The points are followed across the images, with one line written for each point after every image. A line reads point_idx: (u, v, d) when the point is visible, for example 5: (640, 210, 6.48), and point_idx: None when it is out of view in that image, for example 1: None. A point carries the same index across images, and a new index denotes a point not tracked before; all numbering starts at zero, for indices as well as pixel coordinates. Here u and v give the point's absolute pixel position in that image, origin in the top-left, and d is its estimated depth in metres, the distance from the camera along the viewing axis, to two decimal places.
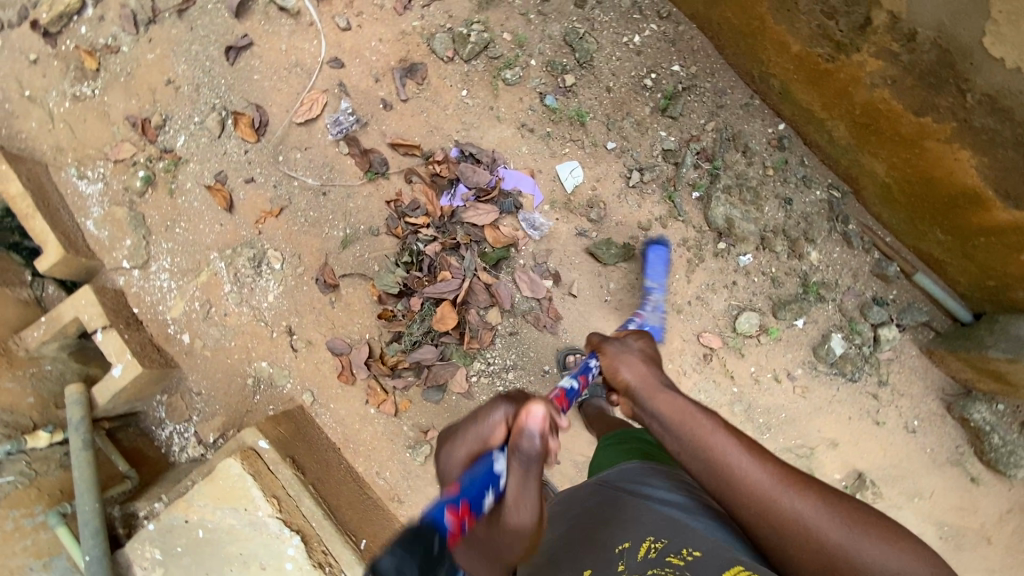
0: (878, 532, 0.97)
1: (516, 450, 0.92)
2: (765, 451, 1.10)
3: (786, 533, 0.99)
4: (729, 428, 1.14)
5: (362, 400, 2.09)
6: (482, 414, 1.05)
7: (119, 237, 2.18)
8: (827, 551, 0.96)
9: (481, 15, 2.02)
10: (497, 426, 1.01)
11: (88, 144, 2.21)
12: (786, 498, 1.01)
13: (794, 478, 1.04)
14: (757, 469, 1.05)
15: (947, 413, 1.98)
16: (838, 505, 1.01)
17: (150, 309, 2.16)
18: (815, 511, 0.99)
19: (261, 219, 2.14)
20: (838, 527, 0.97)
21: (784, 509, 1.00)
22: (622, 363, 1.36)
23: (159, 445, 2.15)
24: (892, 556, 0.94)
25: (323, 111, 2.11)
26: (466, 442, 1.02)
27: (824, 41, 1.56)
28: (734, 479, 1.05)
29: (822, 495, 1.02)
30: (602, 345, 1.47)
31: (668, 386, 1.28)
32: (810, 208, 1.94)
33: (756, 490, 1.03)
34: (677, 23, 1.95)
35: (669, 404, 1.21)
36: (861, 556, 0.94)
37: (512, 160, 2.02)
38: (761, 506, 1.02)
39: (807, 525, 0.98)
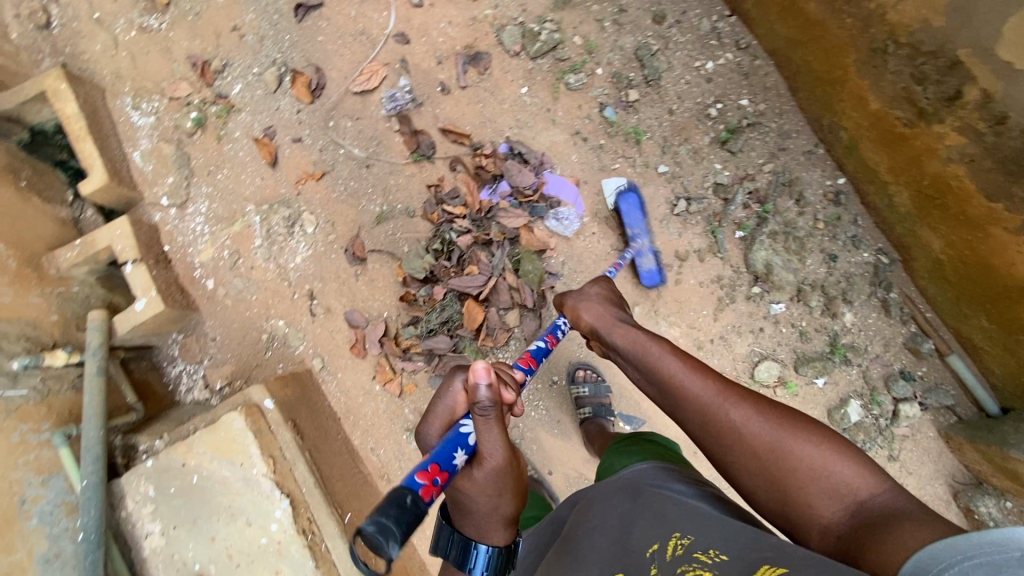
0: (815, 435, 1.00)
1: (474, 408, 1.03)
2: (711, 370, 1.20)
3: (722, 436, 1.09)
4: (679, 353, 1.27)
5: (369, 375, 2.10)
6: (443, 387, 1.21)
7: (162, 173, 2.20)
8: (762, 453, 1.03)
9: (556, 15, 1.98)
10: (459, 395, 1.18)
11: (147, 77, 2.23)
12: (723, 407, 1.11)
13: (733, 390, 1.13)
14: (698, 385, 1.17)
15: (952, 500, 1.93)
16: (777, 416, 1.06)
17: (180, 249, 2.18)
18: (751, 416, 1.07)
19: (302, 180, 2.14)
20: (769, 431, 1.04)
21: (721, 418, 1.10)
22: (583, 309, 1.55)
23: (167, 381, 2.19)
24: (827, 457, 0.97)
25: (380, 84, 2.09)
26: (434, 417, 1.19)
27: (906, 105, 1.49)
28: (679, 394, 1.19)
29: (761, 404, 1.09)
30: (562, 301, 1.66)
31: (627, 324, 1.46)
32: (854, 268, 1.89)
33: (695, 402, 1.15)
34: (754, 57, 1.89)
35: (627, 336, 1.40)
36: (793, 455, 0.99)
37: (560, 166, 1.99)
38: (701, 418, 1.13)
39: (741, 430, 1.06)
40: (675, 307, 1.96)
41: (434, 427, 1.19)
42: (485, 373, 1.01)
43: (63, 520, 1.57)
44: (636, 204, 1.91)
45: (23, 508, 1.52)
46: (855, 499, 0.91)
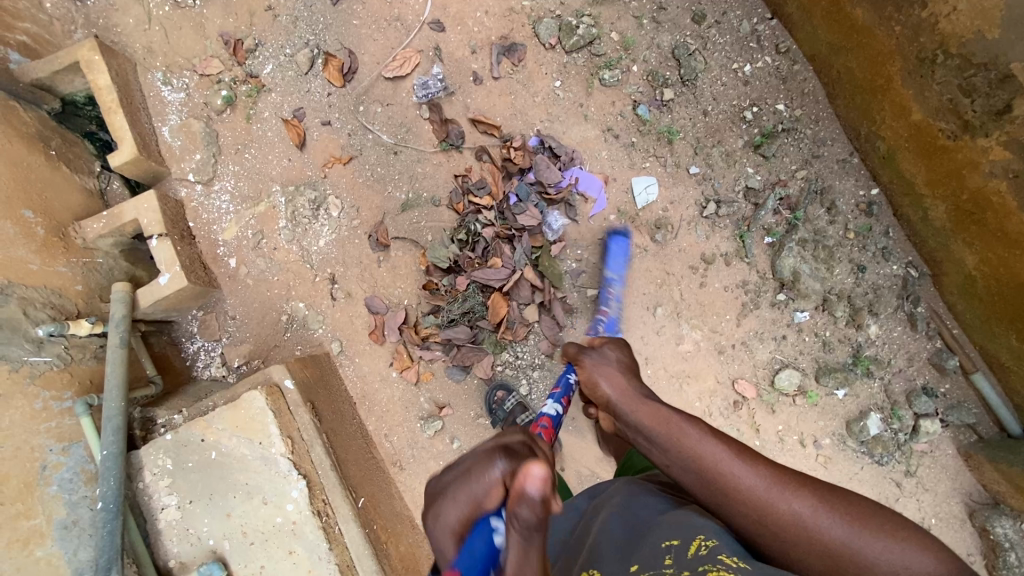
0: (881, 525, 0.98)
1: (514, 520, 0.83)
2: (755, 454, 1.11)
3: (785, 535, 1.01)
4: (716, 435, 1.15)
5: (387, 362, 2.10)
6: (475, 470, 0.92)
7: (189, 149, 2.20)
8: (832, 551, 0.97)
9: (594, 9, 1.96)
10: (494, 487, 0.89)
11: (179, 52, 2.24)
12: (782, 501, 1.02)
13: (785, 479, 1.06)
14: (749, 474, 1.07)
15: (967, 519, 1.91)
16: (837, 503, 1.02)
17: (205, 226, 2.19)
18: (813, 508, 1.01)
19: (329, 163, 2.14)
20: (836, 523, 0.99)
21: (781, 513, 1.02)
22: (601, 376, 1.35)
23: (185, 357, 2.19)
24: (900, 549, 0.94)
25: (413, 71, 2.08)
26: (454, 504, 0.92)
27: (951, 117, 1.48)
28: (728, 486, 1.07)
29: (819, 493, 1.03)
30: (577, 356, 1.42)
31: (649, 396, 1.29)
32: (882, 280, 1.87)
33: (750, 497, 1.04)
34: (794, 61, 1.85)
35: (655, 414, 1.22)
36: (868, 552, 0.95)
37: (589, 162, 1.98)
38: (756, 512, 1.03)
39: (806, 527, 1.00)
40: (698, 310, 1.95)
41: (452, 508, 0.92)
42: (541, 483, 0.83)
43: (82, 488, 1.58)
44: (623, 248, 1.94)
45: (43, 473, 1.53)
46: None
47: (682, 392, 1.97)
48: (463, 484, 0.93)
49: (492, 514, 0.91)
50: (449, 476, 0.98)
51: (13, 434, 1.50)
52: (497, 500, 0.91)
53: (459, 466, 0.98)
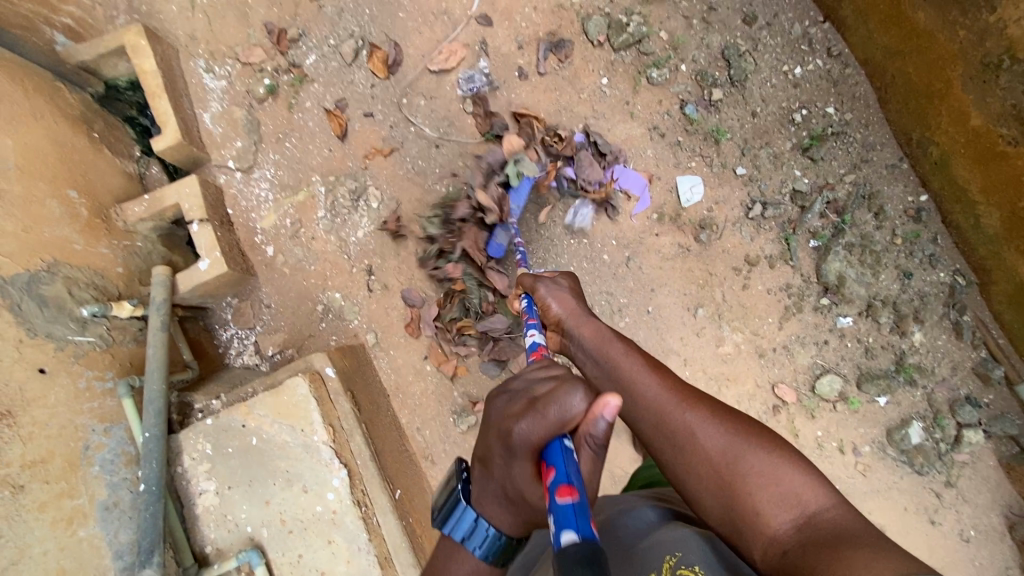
0: (766, 446, 1.04)
1: (588, 441, 0.88)
2: (670, 374, 1.21)
3: (677, 441, 1.09)
4: (641, 354, 1.27)
5: (422, 355, 2.09)
6: (554, 393, 0.91)
7: (230, 136, 2.20)
8: (715, 460, 1.04)
9: (644, 8, 1.96)
10: (572, 415, 0.88)
11: (223, 41, 2.25)
12: (681, 411, 1.12)
13: (689, 394, 1.15)
14: (657, 387, 1.17)
15: (1008, 532, 1.88)
16: (729, 420, 1.09)
17: (243, 214, 2.18)
18: (706, 422, 1.09)
19: (370, 155, 2.14)
20: (722, 435, 1.06)
21: (677, 421, 1.11)
22: (551, 299, 1.40)
23: (218, 344, 2.18)
24: (778, 470, 0.99)
25: (458, 65, 2.09)
26: (539, 425, 0.89)
27: (1013, 123, 1.51)
28: (636, 394, 1.18)
29: (717, 412, 1.10)
30: (531, 286, 1.43)
31: (593, 317, 1.39)
32: (928, 287, 1.85)
33: (653, 404, 1.15)
34: (845, 65, 1.84)
35: (595, 334, 1.34)
36: (746, 465, 1.01)
37: (633, 160, 1.97)
38: (655, 418, 1.13)
39: (696, 435, 1.08)
40: (741, 312, 1.94)
41: (530, 429, 0.90)
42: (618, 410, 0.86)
43: (122, 470, 1.57)
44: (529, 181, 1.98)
45: (86, 453, 1.52)
46: (804, 512, 0.93)
47: (721, 394, 1.95)
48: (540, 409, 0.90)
49: (566, 439, 0.90)
50: (524, 399, 0.95)
51: (58, 412, 1.49)
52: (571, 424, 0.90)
53: (530, 388, 0.98)
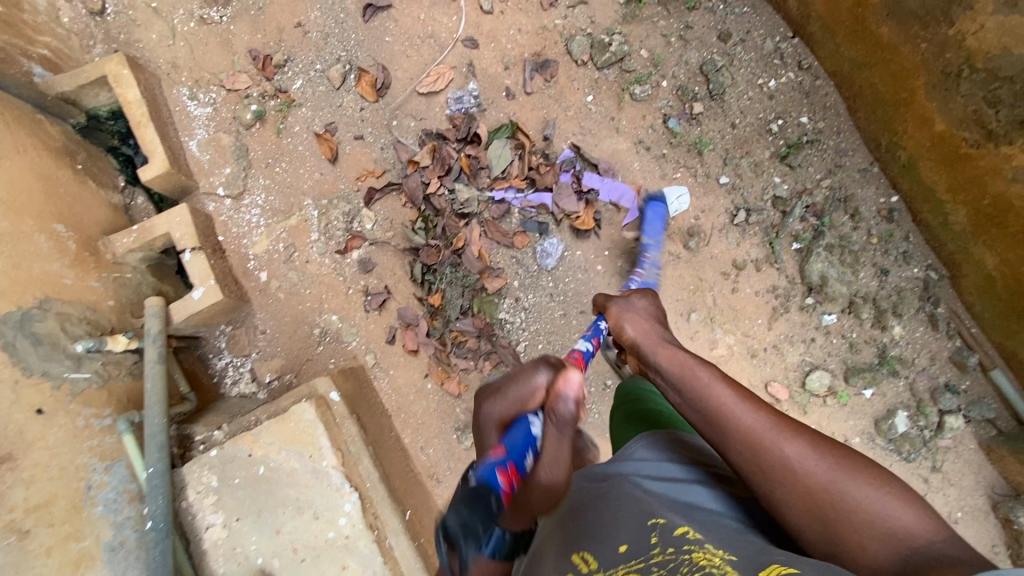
0: (872, 478, 0.99)
1: (554, 415, 1.00)
2: (759, 399, 1.16)
3: (774, 474, 1.04)
4: (725, 377, 1.21)
5: (422, 373, 2.10)
6: (523, 374, 1.10)
7: (219, 163, 2.20)
8: (815, 494, 0.99)
9: (624, 27, 2.04)
10: (537, 389, 1.06)
11: (206, 68, 2.27)
12: (777, 442, 1.06)
13: (785, 423, 1.10)
14: (748, 414, 1.12)
15: (991, 511, 1.98)
16: (830, 452, 1.04)
17: (234, 240, 2.16)
18: (804, 454, 1.03)
19: (362, 177, 2.15)
20: (825, 468, 1.01)
21: (773, 453, 1.05)
22: (628, 322, 1.47)
23: (212, 373, 2.15)
24: (884, 503, 0.95)
25: (447, 86, 2.13)
26: (504, 399, 1.08)
27: (975, 127, 1.54)
28: (722, 421, 1.14)
29: (813, 441, 1.05)
30: (606, 305, 1.57)
31: (671, 341, 1.38)
32: (904, 283, 1.96)
33: (747, 433, 1.09)
34: (815, 77, 1.94)
35: (672, 356, 1.32)
36: (853, 502, 0.97)
37: (622, 173, 2.05)
38: (749, 446, 1.08)
39: (796, 469, 1.03)
40: (731, 315, 2.01)
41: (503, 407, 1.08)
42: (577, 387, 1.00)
43: (126, 508, 1.54)
44: (661, 214, 1.95)
45: (89, 494, 1.49)
46: (912, 546, 0.91)
47: None
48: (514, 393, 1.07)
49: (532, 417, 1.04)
50: (499, 382, 1.14)
51: (59, 453, 1.46)
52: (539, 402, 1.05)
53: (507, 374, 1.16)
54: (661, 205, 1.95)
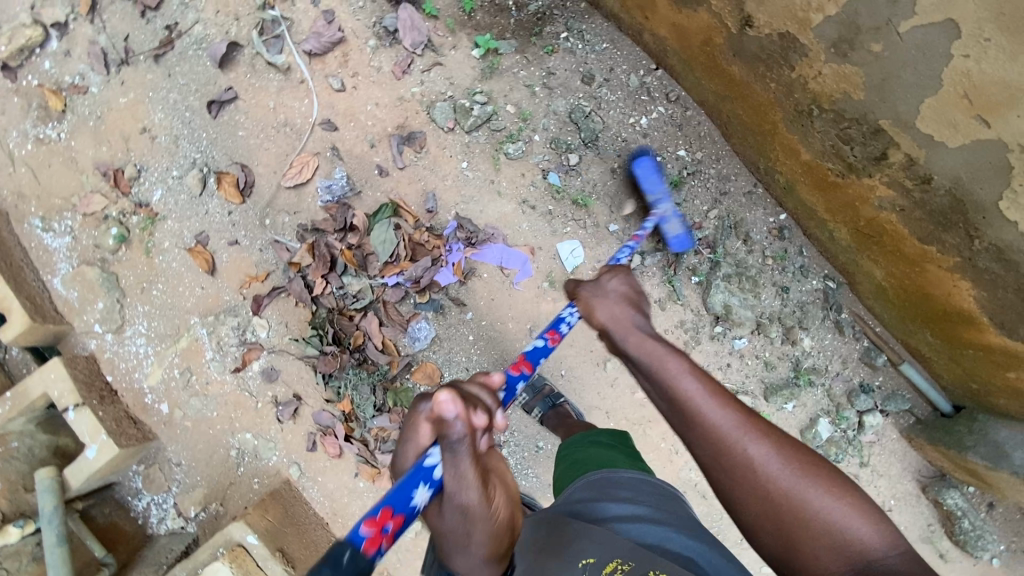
0: (834, 488, 0.96)
1: (444, 439, 1.05)
2: (730, 394, 1.11)
3: (735, 473, 1.01)
4: (695, 369, 1.16)
5: (352, 472, 2.01)
6: (412, 415, 1.14)
7: (90, 298, 2.06)
8: (775, 498, 0.97)
9: (485, 85, 1.94)
10: (423, 428, 1.10)
11: (55, 193, 2.09)
12: (741, 441, 1.02)
13: (753, 423, 1.05)
14: (719, 412, 1.06)
15: (921, 494, 2.00)
16: (792, 454, 1.01)
17: (125, 377, 2.05)
18: (770, 457, 1.00)
19: (245, 284, 2.02)
20: (787, 473, 0.98)
21: (736, 453, 1.02)
22: (597, 306, 1.44)
23: (135, 516, 2.06)
24: (844, 516, 0.93)
25: (314, 175, 1.99)
26: (406, 450, 1.12)
27: (836, 159, 1.50)
28: (692, 416, 1.08)
29: (782, 446, 1.01)
30: (576, 293, 1.52)
31: (642, 329, 1.34)
32: (806, 296, 1.96)
33: (712, 431, 1.05)
34: (685, 107, 1.93)
35: (642, 346, 1.28)
36: (808, 508, 0.95)
37: (512, 236, 1.98)
38: (715, 444, 1.04)
39: (757, 472, 1.00)
40: None
41: (407, 455, 1.12)
42: (453, 405, 1.04)
43: None
44: (650, 166, 1.84)
45: None
46: (863, 557, 0.89)
47: (646, 434, 2.04)
48: (412, 433, 1.12)
49: (429, 452, 1.09)
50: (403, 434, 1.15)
51: None
52: (431, 437, 1.10)
53: (409, 436, 1.13)
54: (649, 157, 1.86)
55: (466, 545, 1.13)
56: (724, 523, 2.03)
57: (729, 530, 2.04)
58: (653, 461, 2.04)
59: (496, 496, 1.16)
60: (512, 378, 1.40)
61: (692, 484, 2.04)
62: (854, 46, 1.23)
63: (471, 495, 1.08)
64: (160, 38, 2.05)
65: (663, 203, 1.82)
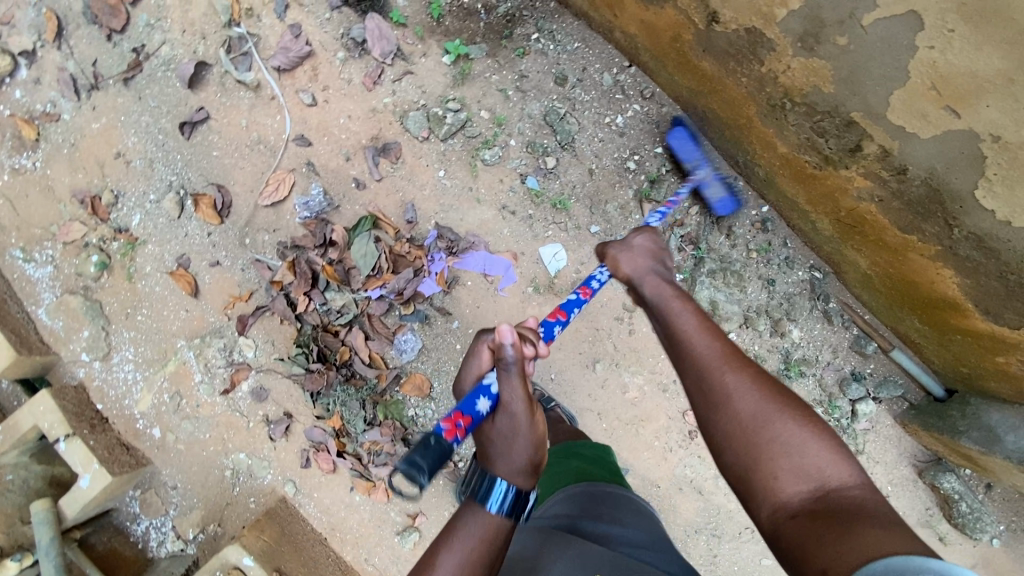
0: (804, 421, 0.96)
1: (501, 361, 1.09)
2: (727, 336, 1.16)
3: (714, 398, 1.05)
4: (702, 315, 1.22)
5: (347, 487, 2.02)
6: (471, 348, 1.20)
7: (75, 327, 2.06)
8: (744, 423, 0.98)
9: (457, 91, 1.92)
10: (484, 354, 1.16)
11: (33, 223, 2.08)
12: (722, 369, 1.06)
13: (739, 358, 1.09)
14: (709, 346, 1.13)
15: (918, 479, 1.99)
16: (770, 386, 1.02)
17: (115, 404, 2.05)
18: (749, 387, 1.02)
19: (229, 305, 2.01)
20: (759, 400, 0.99)
21: (716, 379, 1.06)
22: (622, 259, 1.46)
23: (135, 541, 2.07)
24: (808, 445, 0.92)
25: (291, 192, 1.98)
26: (467, 375, 1.18)
27: (812, 152, 1.48)
28: (687, 350, 1.15)
29: (762, 378, 1.03)
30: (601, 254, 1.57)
31: (664, 278, 1.39)
32: (793, 288, 1.94)
33: (700, 360, 1.11)
34: (661, 104, 1.90)
35: (658, 296, 1.32)
36: (772, 434, 0.95)
37: (493, 243, 1.96)
38: (700, 372, 1.09)
39: (733, 399, 1.02)
40: (634, 356, 2.03)
41: (470, 376, 1.18)
42: (511, 333, 1.07)
43: None
44: (685, 135, 1.83)
45: None
46: (822, 485, 0.88)
47: (639, 434, 2.03)
48: (472, 354, 1.17)
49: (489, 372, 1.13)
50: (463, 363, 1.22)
51: None
52: (491, 362, 1.15)
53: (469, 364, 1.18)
54: (684, 126, 1.84)
55: (506, 456, 1.07)
56: (722, 518, 2.03)
57: (727, 524, 2.03)
58: (648, 460, 2.03)
59: (539, 416, 1.14)
60: (546, 326, 1.41)
61: (688, 480, 2.03)
62: (820, 39, 1.22)
63: (523, 405, 1.08)
64: (128, 61, 2.02)
65: (701, 171, 1.82)
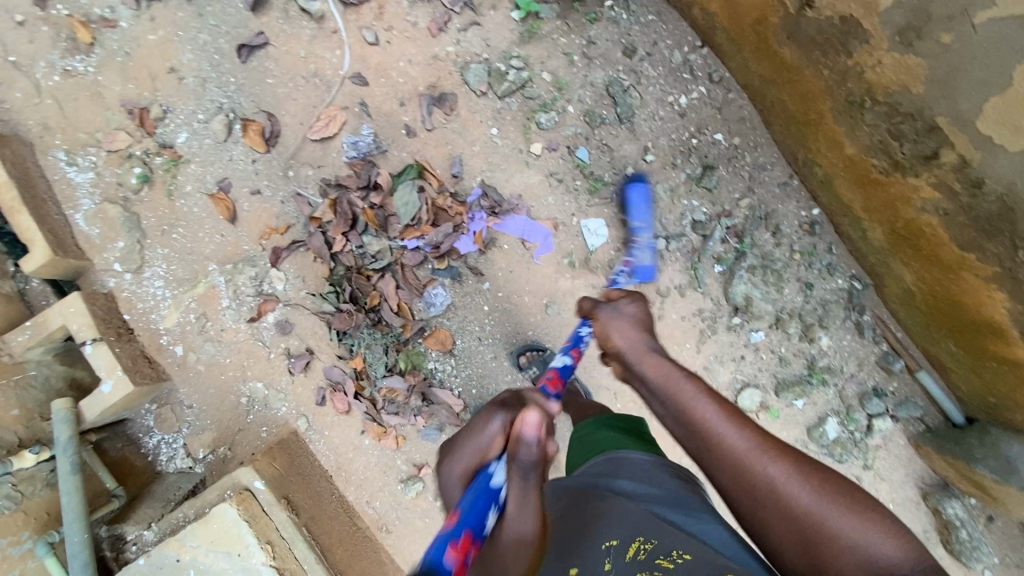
0: (855, 505, 0.93)
1: (514, 459, 0.93)
2: (748, 419, 1.07)
3: (759, 496, 0.98)
4: (713, 394, 1.11)
5: (359, 430, 2.04)
6: (477, 425, 1.09)
7: (111, 237, 2.06)
8: (798, 517, 0.94)
9: (522, 49, 1.90)
10: (494, 438, 1.05)
11: (79, 127, 2.05)
12: (760, 463, 0.99)
13: (772, 444, 1.02)
14: (735, 434, 1.04)
15: (921, 501, 1.99)
16: (811, 474, 0.98)
17: (142, 317, 2.08)
18: (796, 481, 0.96)
19: (265, 235, 2.01)
20: (810, 493, 0.95)
21: (756, 473, 0.99)
22: (613, 328, 1.30)
23: (146, 452, 2.11)
24: (866, 533, 0.89)
25: (341, 130, 1.96)
26: (461, 459, 1.07)
27: (882, 155, 1.46)
28: (711, 441, 1.05)
29: (802, 466, 0.99)
30: (590, 310, 1.39)
31: (656, 348, 1.26)
32: (829, 295, 1.92)
33: (732, 454, 1.02)
34: (727, 89, 1.89)
35: (657, 368, 1.20)
36: (832, 526, 0.91)
37: (536, 209, 1.94)
38: (737, 469, 1.01)
39: (780, 493, 0.96)
40: None
41: (466, 463, 1.06)
42: (535, 428, 0.93)
43: None
44: (643, 194, 1.85)
45: None
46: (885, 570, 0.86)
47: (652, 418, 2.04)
48: (473, 441, 1.07)
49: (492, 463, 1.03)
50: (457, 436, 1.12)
51: None
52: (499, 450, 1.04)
53: (466, 448, 1.07)
54: (644, 183, 1.86)
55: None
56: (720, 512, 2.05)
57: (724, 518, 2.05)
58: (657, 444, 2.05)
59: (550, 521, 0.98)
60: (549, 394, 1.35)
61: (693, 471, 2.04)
62: (921, 35, 1.19)
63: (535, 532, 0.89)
64: None
65: (644, 233, 1.81)
